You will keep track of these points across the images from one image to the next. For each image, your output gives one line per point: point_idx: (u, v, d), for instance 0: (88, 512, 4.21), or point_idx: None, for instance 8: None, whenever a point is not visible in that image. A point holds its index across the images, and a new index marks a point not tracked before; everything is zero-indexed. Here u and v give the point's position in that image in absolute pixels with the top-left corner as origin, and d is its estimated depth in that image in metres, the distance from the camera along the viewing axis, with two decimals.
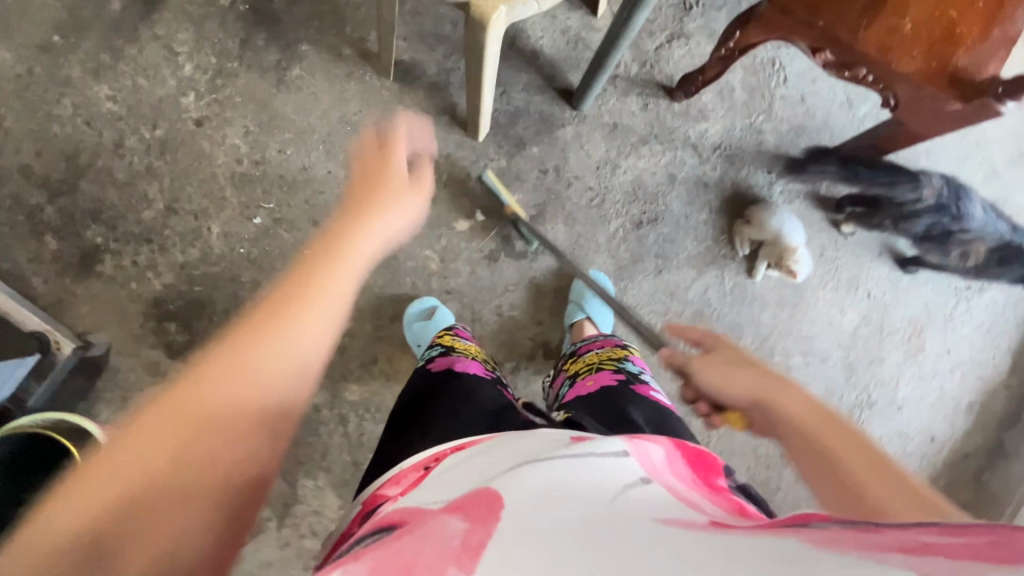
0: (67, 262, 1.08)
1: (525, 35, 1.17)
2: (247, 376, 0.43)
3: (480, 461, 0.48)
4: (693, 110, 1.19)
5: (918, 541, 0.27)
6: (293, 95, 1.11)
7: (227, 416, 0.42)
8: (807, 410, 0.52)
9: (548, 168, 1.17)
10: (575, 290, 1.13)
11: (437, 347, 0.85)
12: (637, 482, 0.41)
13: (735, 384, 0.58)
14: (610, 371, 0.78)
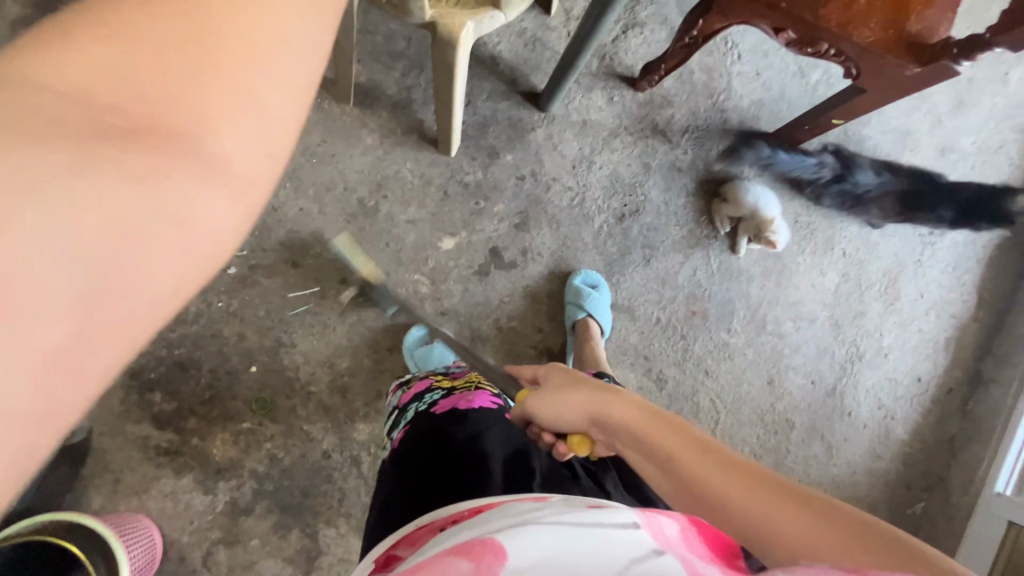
0: None
1: (482, 42, 1.15)
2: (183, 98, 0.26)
3: (487, 514, 0.45)
4: (657, 97, 1.20)
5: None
6: None
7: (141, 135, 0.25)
8: (639, 418, 0.51)
9: (525, 174, 1.15)
10: (572, 289, 1.12)
11: (438, 389, 0.78)
12: (648, 555, 0.37)
13: (568, 408, 0.57)
14: None
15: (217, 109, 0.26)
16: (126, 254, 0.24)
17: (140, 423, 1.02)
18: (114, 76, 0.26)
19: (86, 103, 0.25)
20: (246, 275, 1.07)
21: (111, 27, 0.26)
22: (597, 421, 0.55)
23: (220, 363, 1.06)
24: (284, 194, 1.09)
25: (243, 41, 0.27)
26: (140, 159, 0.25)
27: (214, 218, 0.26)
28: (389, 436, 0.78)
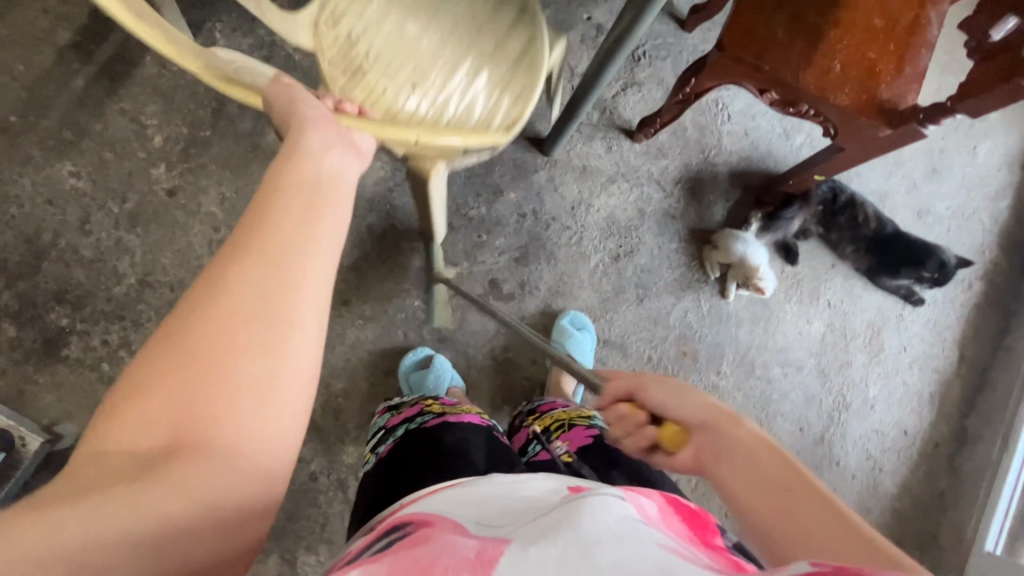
0: (29, 348, 1.01)
1: None
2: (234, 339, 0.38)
3: (490, 492, 0.47)
4: (652, 149, 1.28)
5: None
6: (268, 159, 1.11)
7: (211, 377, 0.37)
8: (768, 453, 0.46)
9: (527, 212, 1.22)
10: (558, 328, 1.15)
11: (428, 412, 0.80)
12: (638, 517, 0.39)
13: (689, 402, 0.52)
14: (583, 428, 0.77)
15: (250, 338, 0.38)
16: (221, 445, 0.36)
17: None
18: (179, 347, 0.37)
19: (167, 368, 0.36)
20: None
21: (174, 326, 0.38)
22: (709, 429, 0.50)
23: None
24: None
25: (262, 286, 0.39)
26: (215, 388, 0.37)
27: (279, 400, 0.38)
28: (372, 452, 0.80)
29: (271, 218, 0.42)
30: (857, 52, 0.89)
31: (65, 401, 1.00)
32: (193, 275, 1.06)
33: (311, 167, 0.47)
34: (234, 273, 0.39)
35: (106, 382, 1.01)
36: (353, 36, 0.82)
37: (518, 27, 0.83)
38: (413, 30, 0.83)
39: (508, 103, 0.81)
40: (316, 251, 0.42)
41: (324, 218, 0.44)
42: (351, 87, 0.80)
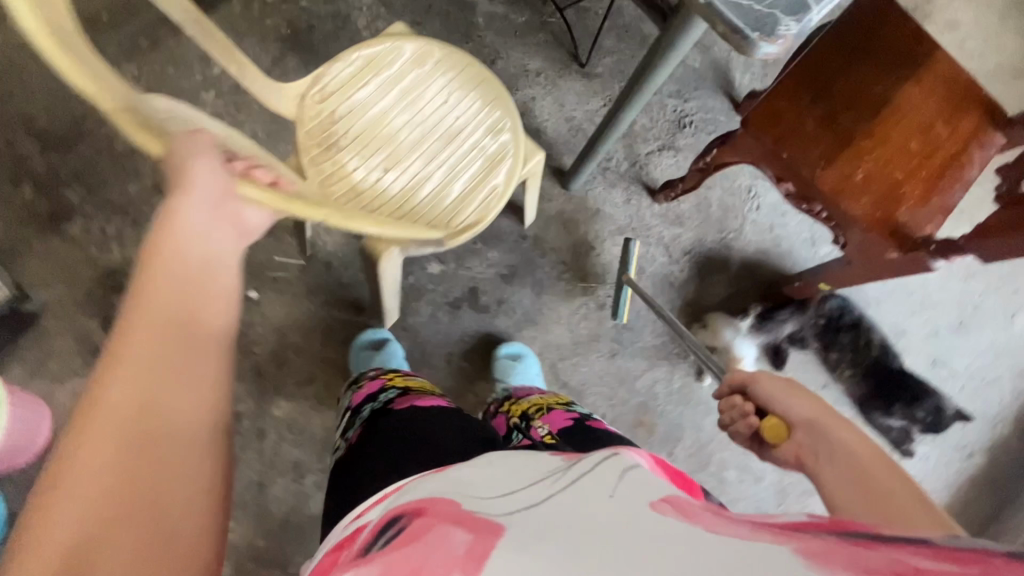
0: (36, 213, 1.08)
1: (532, 114, 1.27)
2: (158, 413, 0.37)
3: (471, 477, 0.48)
4: (671, 214, 1.27)
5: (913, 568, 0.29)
6: None
7: (137, 456, 0.35)
8: (870, 452, 0.51)
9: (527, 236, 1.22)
10: (500, 365, 1.12)
11: (393, 389, 0.83)
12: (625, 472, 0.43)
13: (796, 402, 0.58)
14: (562, 411, 0.80)
15: (166, 408, 0.37)
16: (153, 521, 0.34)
17: (90, 319, 1.06)
18: (86, 439, 0.34)
19: (82, 458, 0.33)
20: None
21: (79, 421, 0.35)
22: (813, 427, 0.56)
23: None
24: None
25: (165, 362, 0.38)
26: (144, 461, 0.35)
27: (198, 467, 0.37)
28: (343, 438, 0.80)
29: (156, 302, 0.40)
30: (884, 168, 0.87)
31: (48, 271, 1.06)
32: None
33: (186, 239, 0.44)
34: (125, 362, 0.37)
35: (89, 265, 1.07)
36: (338, 108, 0.80)
37: (497, 129, 0.83)
38: (399, 116, 0.82)
39: (473, 207, 0.81)
40: (216, 326, 0.42)
41: (218, 288, 0.44)
42: (321, 161, 0.79)
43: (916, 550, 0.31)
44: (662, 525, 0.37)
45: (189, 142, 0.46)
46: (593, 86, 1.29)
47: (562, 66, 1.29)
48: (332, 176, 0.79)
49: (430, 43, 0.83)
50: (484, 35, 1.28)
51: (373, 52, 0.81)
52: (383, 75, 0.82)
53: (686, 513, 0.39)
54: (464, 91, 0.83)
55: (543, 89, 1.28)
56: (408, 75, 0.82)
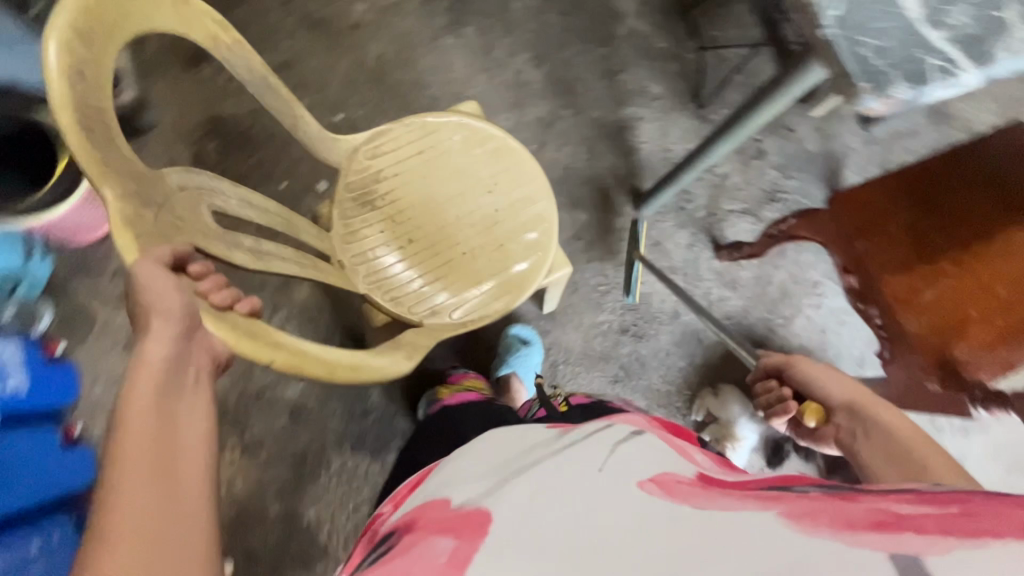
0: (180, 46, 1.20)
1: (634, 131, 1.29)
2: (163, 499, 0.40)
3: (456, 479, 0.54)
4: (727, 275, 1.25)
5: (890, 515, 0.36)
6: (433, 54, 1.26)
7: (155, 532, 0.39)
8: (904, 422, 0.62)
9: (581, 239, 1.23)
10: (506, 343, 1.14)
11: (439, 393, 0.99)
12: (625, 443, 0.52)
13: (837, 384, 0.71)
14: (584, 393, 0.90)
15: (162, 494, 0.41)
16: None
17: (183, 151, 1.17)
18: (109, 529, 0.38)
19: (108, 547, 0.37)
20: (342, 129, 1.22)
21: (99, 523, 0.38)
22: (852, 407, 0.67)
23: (267, 162, 1.18)
24: (418, 104, 1.25)
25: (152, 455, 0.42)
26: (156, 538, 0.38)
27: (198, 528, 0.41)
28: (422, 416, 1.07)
29: (140, 457, 0.42)
30: (960, 297, 0.79)
31: (169, 97, 1.18)
32: (317, 87, 1.22)
33: (147, 350, 0.46)
34: (119, 505, 0.39)
35: (203, 107, 1.18)
36: (385, 169, 0.84)
37: (524, 228, 0.85)
38: (438, 193, 0.84)
39: (475, 302, 0.83)
40: (186, 413, 0.46)
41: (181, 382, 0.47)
42: (353, 213, 0.83)
43: (900, 499, 0.39)
44: (644, 503, 0.43)
45: (152, 267, 0.47)
46: (701, 130, 1.30)
47: (680, 99, 1.31)
48: (357, 233, 0.82)
49: (495, 131, 0.86)
50: (620, 45, 1.32)
51: (434, 125, 0.85)
52: (438, 146, 0.85)
53: (680, 480, 0.47)
54: (511, 186, 0.86)
55: (654, 113, 1.30)
56: (463, 157, 0.85)
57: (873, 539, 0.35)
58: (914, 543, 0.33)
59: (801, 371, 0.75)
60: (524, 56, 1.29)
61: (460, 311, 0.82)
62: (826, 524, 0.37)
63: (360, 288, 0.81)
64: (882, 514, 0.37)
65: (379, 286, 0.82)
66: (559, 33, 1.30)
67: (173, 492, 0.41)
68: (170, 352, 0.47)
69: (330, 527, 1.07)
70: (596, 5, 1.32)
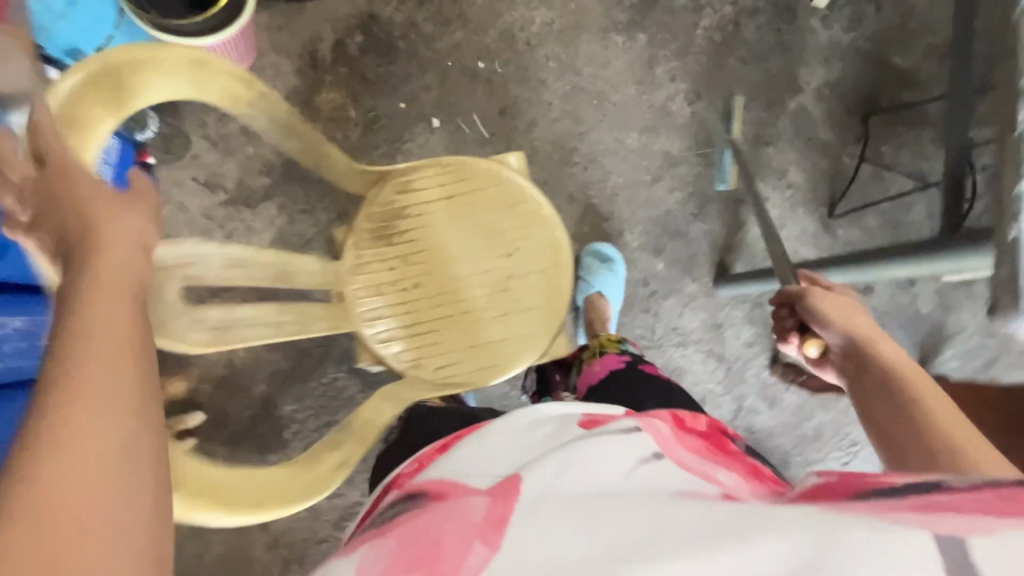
0: None
1: (752, 208, 1.21)
2: (91, 388, 0.33)
3: (484, 454, 0.52)
4: (770, 391, 1.18)
5: (928, 501, 0.35)
6: (597, 45, 1.21)
7: (87, 424, 0.32)
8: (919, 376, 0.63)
9: (647, 286, 1.18)
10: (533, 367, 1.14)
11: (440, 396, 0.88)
12: (650, 458, 0.47)
13: (847, 318, 0.71)
14: (615, 354, 0.99)
15: (93, 381, 0.34)
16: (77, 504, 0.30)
17: (330, 32, 1.18)
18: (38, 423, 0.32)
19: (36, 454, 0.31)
20: (479, 77, 1.20)
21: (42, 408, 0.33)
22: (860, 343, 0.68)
23: (398, 77, 1.18)
24: (559, 85, 1.21)
25: (88, 333, 0.35)
26: (78, 442, 0.32)
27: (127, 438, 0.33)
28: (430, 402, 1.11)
29: (100, 333, 0.36)
30: None
31: None
32: (476, 28, 1.20)
33: (109, 231, 0.42)
34: (65, 391, 0.33)
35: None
36: (410, 207, 0.79)
37: (539, 303, 0.80)
38: (459, 244, 0.80)
39: (465, 367, 0.78)
40: (129, 297, 0.39)
41: (130, 263, 0.41)
42: (367, 246, 0.79)
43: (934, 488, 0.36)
44: (677, 507, 0.39)
45: (129, 218, 0.44)
46: (819, 239, 1.21)
47: (815, 198, 1.21)
48: (365, 266, 0.78)
49: (531, 191, 0.81)
50: (783, 117, 1.22)
51: (475, 167, 0.80)
52: (472, 190, 0.80)
53: (705, 493, 0.42)
54: (534, 254, 0.80)
55: (781, 200, 1.21)
56: (494, 210, 0.80)
57: (912, 519, 0.33)
58: (959, 524, 0.32)
59: (808, 302, 0.74)
60: (683, 85, 1.22)
61: (443, 372, 0.78)
62: (861, 508, 0.35)
63: (350, 328, 0.76)
64: (911, 500, 0.36)
65: (375, 328, 0.77)
66: (728, 79, 1.22)
67: (114, 370, 0.35)
68: (131, 246, 0.42)
69: (297, 428, 1.11)
70: (779, 67, 1.23)
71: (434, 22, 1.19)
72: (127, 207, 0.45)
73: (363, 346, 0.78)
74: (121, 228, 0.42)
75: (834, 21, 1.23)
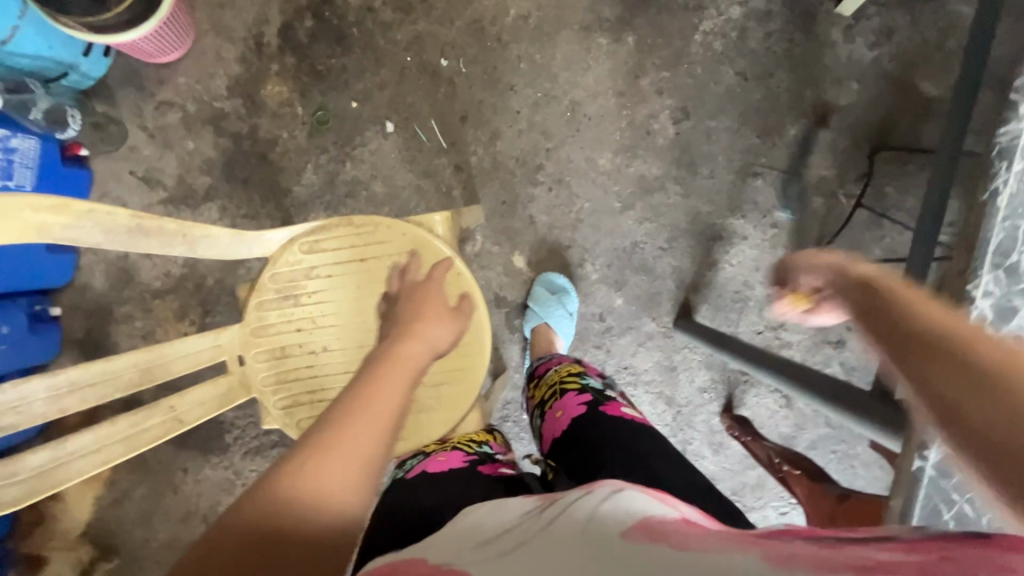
0: None
1: (727, 246, 1.11)
2: (377, 397, 0.51)
3: (436, 540, 0.43)
4: (717, 438, 1.14)
5: (869, 562, 0.28)
6: (575, 47, 1.07)
7: (376, 411, 0.50)
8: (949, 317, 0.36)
9: (602, 321, 1.12)
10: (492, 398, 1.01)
11: (420, 455, 0.72)
12: (610, 494, 0.42)
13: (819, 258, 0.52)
14: (574, 394, 0.80)
15: (380, 392, 0.52)
16: (342, 443, 0.46)
17: (278, 15, 1.06)
18: (353, 394, 0.51)
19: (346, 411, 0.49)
20: (440, 77, 1.08)
21: (357, 391, 0.52)
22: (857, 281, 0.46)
23: (350, 71, 1.07)
24: (529, 91, 1.08)
25: (393, 370, 0.56)
26: (366, 416, 0.49)
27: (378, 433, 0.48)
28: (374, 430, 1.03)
29: (398, 371, 0.56)
30: None
31: None
32: (441, 18, 1.07)
33: (428, 320, 0.68)
34: (372, 390, 0.52)
35: None
36: (317, 267, 0.76)
37: (449, 376, 0.78)
38: (368, 310, 0.77)
39: None
40: (412, 360, 0.59)
41: (422, 341, 0.63)
42: (272, 306, 0.76)
43: (880, 542, 0.31)
44: (640, 550, 0.34)
45: (439, 316, 0.69)
46: None
47: (800, 240, 1.10)
48: (270, 328, 0.76)
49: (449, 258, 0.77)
50: (778, 146, 1.09)
51: (388, 232, 0.77)
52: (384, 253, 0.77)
53: (659, 526, 0.37)
54: None
55: (762, 240, 1.10)
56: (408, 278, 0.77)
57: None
58: None
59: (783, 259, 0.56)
60: (669, 100, 1.08)
61: None
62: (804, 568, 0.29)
63: (247, 394, 0.75)
64: (859, 560, 0.29)
65: (277, 391, 0.76)
66: (722, 96, 1.08)
67: (394, 398, 0.52)
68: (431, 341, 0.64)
69: (238, 434, 1.13)
70: (783, 86, 1.08)
71: (394, 8, 1.06)
72: (438, 294, 0.73)
73: (263, 410, 0.77)
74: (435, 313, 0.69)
75: (859, 33, 1.06)
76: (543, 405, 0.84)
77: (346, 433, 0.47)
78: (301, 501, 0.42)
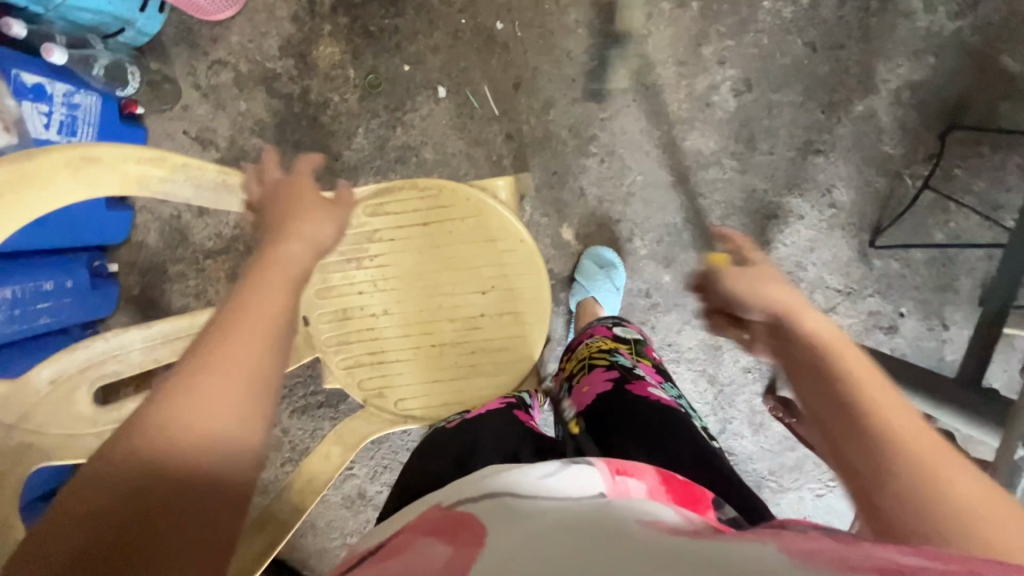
0: None
1: (781, 225, 1.08)
2: (248, 319, 0.44)
3: (457, 493, 0.44)
4: (758, 417, 1.14)
5: (894, 564, 0.27)
6: (636, 12, 1.04)
7: (246, 333, 0.43)
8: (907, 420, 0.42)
9: (648, 297, 1.11)
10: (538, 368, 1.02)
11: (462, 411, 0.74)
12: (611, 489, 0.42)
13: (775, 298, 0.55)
14: (601, 369, 0.78)
15: (248, 311, 0.45)
16: (214, 376, 0.40)
17: None
18: (217, 326, 0.44)
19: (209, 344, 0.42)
20: (494, 41, 1.05)
21: (218, 320, 0.44)
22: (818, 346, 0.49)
23: (403, 33, 1.05)
24: (585, 58, 1.05)
25: (259, 284, 0.48)
26: (238, 341, 0.42)
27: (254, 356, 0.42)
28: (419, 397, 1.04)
29: (270, 285, 0.49)
30: None
31: None
32: None
33: (308, 220, 0.60)
34: (240, 312, 0.45)
35: None
36: (380, 230, 0.77)
37: (507, 344, 0.78)
38: (431, 275, 0.77)
39: (427, 402, 0.79)
40: (284, 272, 0.51)
41: (297, 249, 0.55)
42: (336, 267, 0.77)
43: (900, 546, 0.29)
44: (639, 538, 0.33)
45: (330, 216, 0.62)
46: (853, 267, 1.07)
47: (859, 221, 1.06)
48: (335, 288, 0.77)
49: (511, 224, 0.77)
50: (843, 122, 1.04)
51: (451, 199, 0.76)
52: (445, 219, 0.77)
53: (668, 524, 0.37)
54: (508, 294, 0.78)
55: (818, 220, 1.07)
56: (469, 245, 0.77)
57: None
58: None
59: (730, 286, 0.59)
60: (730, 70, 1.04)
61: (405, 405, 0.79)
62: (825, 563, 0.27)
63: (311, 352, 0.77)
64: (878, 560, 0.27)
65: (344, 350, 0.78)
66: (787, 68, 1.04)
67: (267, 314, 0.46)
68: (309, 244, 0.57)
69: (285, 393, 1.16)
70: (853, 58, 1.03)
71: None
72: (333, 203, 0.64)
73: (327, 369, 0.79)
74: (321, 213, 0.61)
75: (939, 3, 1.00)
76: (569, 377, 0.82)
77: (217, 364, 0.41)
78: (177, 447, 0.37)
